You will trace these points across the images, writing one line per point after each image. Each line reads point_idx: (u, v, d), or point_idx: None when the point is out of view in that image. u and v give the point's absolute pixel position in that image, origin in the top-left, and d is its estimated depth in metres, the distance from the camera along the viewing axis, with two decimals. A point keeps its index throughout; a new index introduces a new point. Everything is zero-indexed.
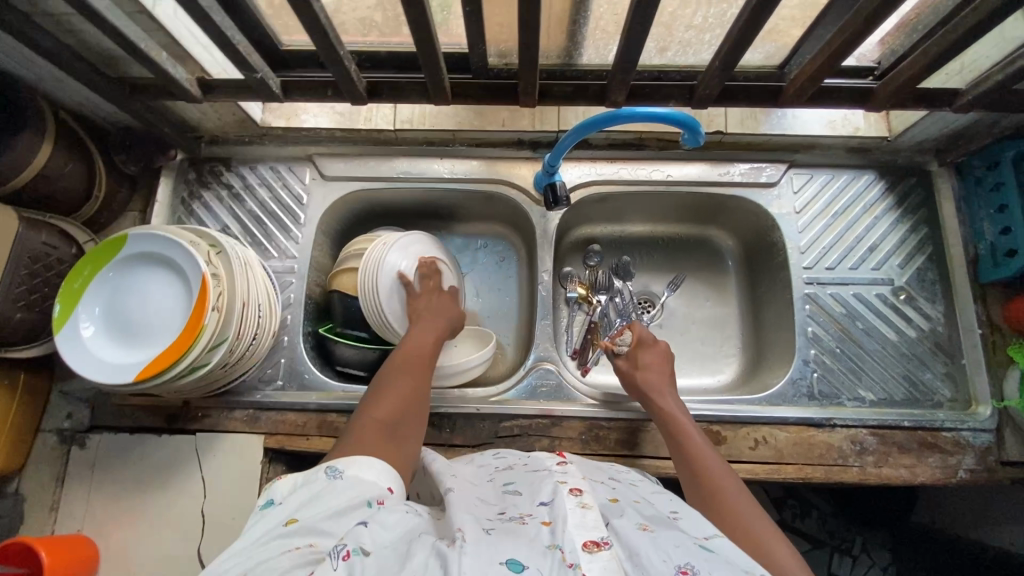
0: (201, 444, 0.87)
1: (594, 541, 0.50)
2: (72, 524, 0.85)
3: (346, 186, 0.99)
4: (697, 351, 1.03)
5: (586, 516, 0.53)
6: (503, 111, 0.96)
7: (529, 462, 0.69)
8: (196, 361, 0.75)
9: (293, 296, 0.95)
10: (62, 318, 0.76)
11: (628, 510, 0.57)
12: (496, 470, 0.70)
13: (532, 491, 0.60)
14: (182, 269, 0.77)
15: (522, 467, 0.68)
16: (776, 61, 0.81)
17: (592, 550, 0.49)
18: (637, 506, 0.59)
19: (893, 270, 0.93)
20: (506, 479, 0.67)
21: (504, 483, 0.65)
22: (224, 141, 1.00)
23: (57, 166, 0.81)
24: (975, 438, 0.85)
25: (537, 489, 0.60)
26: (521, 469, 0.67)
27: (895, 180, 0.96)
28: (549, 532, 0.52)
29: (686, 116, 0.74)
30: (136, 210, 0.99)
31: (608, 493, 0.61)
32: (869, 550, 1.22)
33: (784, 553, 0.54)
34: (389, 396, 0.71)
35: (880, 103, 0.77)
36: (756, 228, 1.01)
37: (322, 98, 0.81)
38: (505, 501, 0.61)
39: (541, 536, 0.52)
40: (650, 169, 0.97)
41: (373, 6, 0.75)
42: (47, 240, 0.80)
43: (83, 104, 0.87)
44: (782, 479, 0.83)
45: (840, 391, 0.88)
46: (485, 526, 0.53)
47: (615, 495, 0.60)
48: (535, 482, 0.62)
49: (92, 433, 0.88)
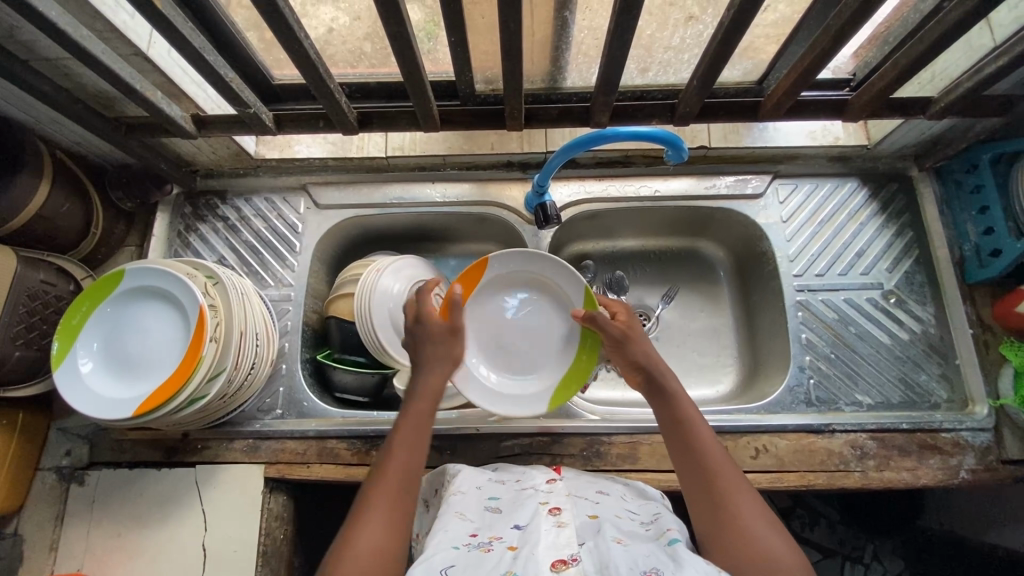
0: (201, 477, 0.86)
1: (562, 559, 0.54)
2: (72, 562, 0.84)
3: (340, 214, 1.01)
4: (694, 362, 1.04)
5: (558, 536, 0.57)
6: (492, 134, 0.98)
7: (519, 478, 0.72)
8: (195, 393, 0.76)
9: (290, 323, 0.95)
10: (60, 355, 0.76)
11: (605, 526, 0.59)
12: (484, 476, 0.73)
13: (511, 511, 0.63)
14: (179, 302, 0.79)
15: (513, 482, 0.71)
16: (755, 76, 0.84)
17: (559, 570, 0.53)
18: (617, 521, 0.62)
19: (882, 275, 0.94)
20: (489, 489, 0.70)
21: (489, 496, 0.68)
22: (220, 174, 1.02)
23: (53, 205, 0.83)
24: (974, 438, 0.85)
25: (518, 509, 0.64)
26: (509, 485, 0.70)
27: (878, 186, 0.98)
28: (512, 558, 0.54)
29: (669, 133, 0.74)
30: (133, 244, 1.00)
31: (588, 507, 0.64)
32: (881, 558, 1.21)
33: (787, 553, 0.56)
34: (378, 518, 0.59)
35: (856, 113, 0.80)
36: (744, 238, 1.02)
37: (314, 129, 0.83)
38: (484, 518, 0.63)
39: (504, 563, 0.54)
40: (638, 185, 0.98)
41: (363, 37, 0.78)
42: (44, 277, 0.81)
43: (82, 143, 0.89)
44: (785, 487, 0.83)
45: (837, 397, 0.89)
46: (450, 556, 0.56)
47: (594, 510, 0.63)
48: (517, 502, 0.65)
49: (91, 470, 0.88)
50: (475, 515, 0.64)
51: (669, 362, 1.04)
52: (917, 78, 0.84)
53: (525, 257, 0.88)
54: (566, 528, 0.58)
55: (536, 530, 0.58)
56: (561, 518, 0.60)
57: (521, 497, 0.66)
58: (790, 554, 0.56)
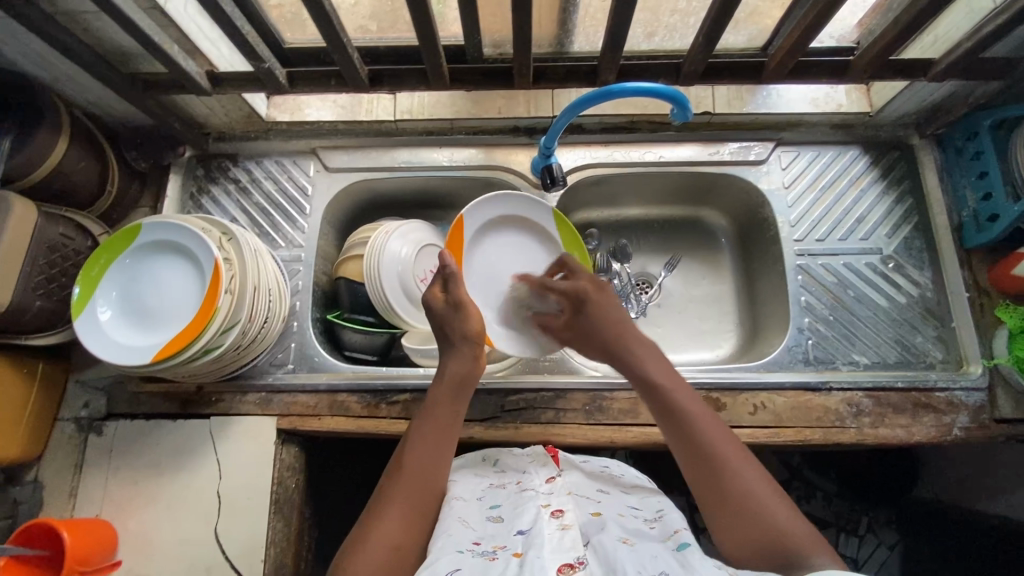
0: (215, 428, 0.89)
1: (568, 564, 0.55)
2: (91, 508, 0.87)
3: (349, 177, 1.02)
4: (695, 328, 1.06)
5: (563, 539, 0.59)
6: (499, 98, 1.00)
7: (519, 482, 0.74)
8: (210, 343, 0.79)
9: (301, 283, 0.97)
10: (80, 302, 0.79)
11: (609, 525, 0.64)
12: (483, 487, 0.76)
13: (513, 518, 0.66)
14: (194, 256, 0.81)
15: (513, 485, 0.74)
16: (759, 43, 0.87)
17: (567, 573, 0.54)
18: (620, 519, 0.67)
19: (881, 240, 0.96)
20: (493, 499, 0.72)
21: (491, 505, 0.71)
22: (231, 137, 1.04)
23: (70, 163, 0.85)
24: (967, 397, 0.87)
25: (521, 515, 0.66)
26: (509, 492, 0.73)
27: (879, 154, 0.99)
28: (517, 564, 0.56)
29: (675, 91, 0.76)
30: (147, 205, 1.02)
31: (592, 507, 0.69)
32: (875, 529, 1.26)
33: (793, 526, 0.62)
34: (394, 510, 0.66)
35: (858, 75, 0.81)
36: (746, 205, 1.04)
37: (327, 87, 0.84)
38: (488, 526, 0.66)
39: (510, 568, 0.56)
40: (643, 151, 1.00)
41: (367, 17, 0.84)
42: (64, 231, 0.83)
43: (98, 103, 0.91)
44: (782, 442, 0.85)
45: (835, 356, 0.91)
46: (457, 564, 0.58)
47: (596, 509, 0.68)
48: (520, 505, 0.68)
49: (108, 421, 0.90)
50: (477, 522, 0.67)
51: (671, 329, 1.07)
52: (921, 42, 0.84)
53: (489, 207, 0.94)
54: (570, 531, 0.60)
55: (540, 534, 0.60)
56: (565, 520, 0.61)
57: (522, 502, 0.69)
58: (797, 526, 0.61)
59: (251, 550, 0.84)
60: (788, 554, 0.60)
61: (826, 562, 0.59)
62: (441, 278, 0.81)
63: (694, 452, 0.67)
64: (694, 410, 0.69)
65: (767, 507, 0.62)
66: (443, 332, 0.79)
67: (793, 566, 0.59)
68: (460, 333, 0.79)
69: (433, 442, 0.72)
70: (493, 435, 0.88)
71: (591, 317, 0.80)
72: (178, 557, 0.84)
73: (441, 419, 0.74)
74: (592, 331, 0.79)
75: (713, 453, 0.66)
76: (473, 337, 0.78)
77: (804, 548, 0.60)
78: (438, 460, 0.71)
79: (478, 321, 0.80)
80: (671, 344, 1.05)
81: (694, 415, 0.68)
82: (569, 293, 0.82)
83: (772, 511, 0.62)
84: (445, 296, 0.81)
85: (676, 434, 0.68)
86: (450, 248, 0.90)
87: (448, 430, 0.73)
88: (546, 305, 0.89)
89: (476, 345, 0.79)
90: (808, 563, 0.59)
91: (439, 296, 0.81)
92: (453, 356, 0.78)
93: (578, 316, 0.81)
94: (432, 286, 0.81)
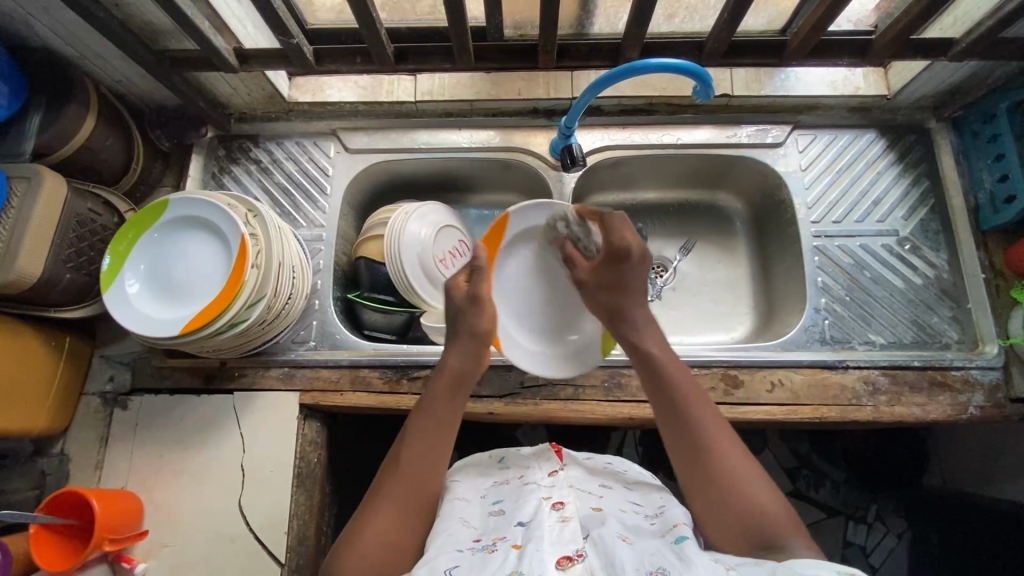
0: (239, 403, 0.90)
1: (567, 556, 0.57)
2: (117, 479, 0.88)
3: (369, 158, 1.03)
4: (710, 310, 1.07)
5: (563, 531, 0.60)
6: (519, 80, 1.01)
7: (521, 476, 0.72)
8: (237, 317, 0.80)
9: (322, 262, 0.99)
10: (109, 274, 0.80)
11: (610, 519, 0.64)
12: (486, 484, 0.74)
13: (513, 510, 0.66)
14: (220, 231, 0.82)
15: (515, 478, 0.73)
16: (778, 25, 0.88)
17: (566, 566, 0.56)
18: (621, 515, 0.66)
19: (898, 222, 0.97)
20: (494, 495, 0.71)
21: (492, 500, 0.70)
22: (252, 118, 1.05)
23: (98, 140, 0.86)
24: (983, 376, 0.88)
25: (522, 507, 0.66)
26: (511, 485, 0.72)
27: (896, 137, 1.00)
28: (516, 556, 0.57)
29: (699, 68, 0.77)
30: (169, 184, 1.03)
31: (593, 501, 0.68)
32: (884, 518, 1.23)
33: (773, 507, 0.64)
34: (388, 510, 0.68)
35: (879, 55, 0.82)
36: (763, 188, 1.04)
37: (352, 65, 0.85)
38: (489, 521, 0.66)
39: (509, 562, 0.57)
40: (661, 133, 1.00)
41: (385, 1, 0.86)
42: (92, 207, 0.85)
43: (125, 81, 0.92)
44: (798, 419, 0.86)
45: (851, 336, 0.92)
46: (455, 561, 0.59)
47: (597, 504, 0.68)
48: (522, 497, 0.68)
49: (133, 395, 0.92)
50: (479, 519, 0.67)
51: (686, 311, 1.07)
52: (940, 23, 0.86)
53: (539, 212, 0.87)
54: (570, 523, 0.61)
55: (539, 526, 0.61)
56: (564, 513, 0.63)
57: (523, 495, 0.68)
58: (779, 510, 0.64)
59: (274, 522, 0.85)
60: (766, 536, 0.62)
61: (806, 548, 0.61)
62: (468, 269, 0.81)
63: (680, 430, 0.69)
64: (688, 393, 0.71)
65: (749, 491, 0.65)
66: (454, 325, 0.78)
67: (772, 548, 0.61)
68: (468, 329, 0.77)
69: (428, 442, 0.72)
70: (511, 411, 0.90)
71: (618, 273, 0.78)
72: (202, 529, 0.85)
73: (438, 418, 0.73)
74: (606, 299, 0.79)
75: (703, 435, 0.68)
76: (482, 336, 0.77)
77: (785, 530, 0.62)
78: (431, 460, 0.71)
79: (491, 319, 0.78)
80: (686, 326, 1.06)
81: (687, 397, 0.71)
82: (609, 243, 0.78)
83: (755, 494, 0.64)
84: (467, 286, 0.79)
85: (666, 413, 0.71)
86: (486, 243, 0.87)
87: (444, 429, 0.73)
88: (586, 241, 0.85)
89: (483, 342, 0.78)
90: (784, 544, 0.61)
91: (460, 287, 0.80)
92: (455, 350, 0.77)
93: (613, 271, 0.78)
94: (456, 277, 0.80)
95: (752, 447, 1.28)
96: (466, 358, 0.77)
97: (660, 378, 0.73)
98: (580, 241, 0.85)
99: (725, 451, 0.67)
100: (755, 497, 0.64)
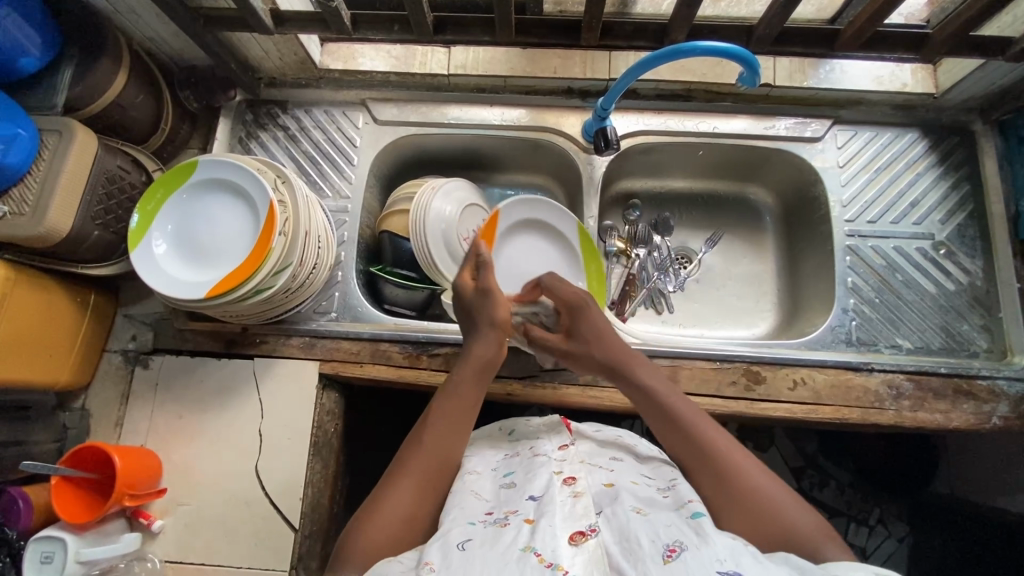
0: (259, 369, 0.90)
1: (580, 532, 0.55)
2: (136, 437, 0.89)
3: (397, 131, 1.02)
4: (733, 305, 1.06)
5: (575, 506, 0.58)
6: (555, 58, 0.98)
7: (532, 449, 0.72)
8: (262, 284, 0.79)
9: (346, 233, 0.98)
10: (137, 232, 0.79)
11: (622, 493, 0.62)
12: (497, 458, 0.74)
13: (525, 483, 0.64)
14: (249, 196, 0.81)
15: (526, 453, 0.72)
16: (828, 14, 0.86)
17: (578, 541, 0.54)
18: (635, 488, 0.64)
19: (934, 225, 0.95)
20: (505, 470, 0.70)
21: (504, 475, 0.69)
22: (282, 83, 1.03)
23: (128, 97, 0.85)
24: (1010, 387, 0.86)
25: (533, 481, 0.64)
26: (523, 459, 0.70)
27: (938, 138, 0.97)
28: (528, 531, 0.56)
29: (748, 52, 0.73)
30: (196, 147, 1.02)
31: (604, 476, 0.67)
32: (886, 521, 1.23)
33: (799, 516, 0.60)
34: (407, 487, 0.65)
35: (933, 50, 0.80)
36: (796, 182, 1.02)
37: (389, 33, 0.84)
38: (500, 496, 0.64)
39: (522, 536, 0.55)
40: (697, 121, 0.98)
41: None
42: (121, 164, 0.84)
43: (156, 38, 0.91)
44: (819, 418, 0.86)
45: (877, 338, 0.91)
46: (464, 535, 0.57)
47: (610, 479, 0.66)
48: (533, 471, 0.66)
49: (155, 355, 0.92)
50: (490, 494, 0.65)
51: (708, 304, 1.06)
52: (998, 20, 0.83)
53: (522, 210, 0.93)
54: (582, 498, 0.59)
55: (551, 501, 0.59)
56: (577, 488, 0.61)
57: (533, 468, 0.67)
58: (807, 521, 0.60)
59: (290, 489, 0.86)
60: (806, 549, 0.58)
61: (840, 554, 0.57)
62: (474, 263, 0.80)
63: (695, 454, 0.65)
64: (691, 413, 0.68)
65: (778, 504, 0.61)
66: (470, 316, 0.78)
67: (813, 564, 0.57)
68: (486, 318, 0.76)
69: (454, 423, 0.70)
70: (530, 393, 0.90)
71: (592, 324, 0.78)
72: (219, 491, 0.86)
73: (463, 401, 0.72)
74: (588, 343, 0.77)
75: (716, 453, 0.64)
76: (501, 325, 0.76)
77: (820, 541, 0.58)
78: (455, 440, 0.70)
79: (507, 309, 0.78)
80: (707, 320, 1.05)
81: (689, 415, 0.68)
82: (563, 299, 0.79)
83: (783, 508, 0.60)
84: (474, 281, 0.79)
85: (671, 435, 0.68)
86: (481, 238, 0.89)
87: (468, 417, 0.71)
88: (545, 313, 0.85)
89: (501, 331, 0.77)
90: (823, 556, 0.57)
91: (468, 280, 0.79)
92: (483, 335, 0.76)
93: (576, 324, 0.78)
94: (462, 271, 0.79)
95: (759, 443, 1.27)
96: (488, 344, 0.75)
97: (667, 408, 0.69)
98: (537, 316, 0.85)
99: (742, 464, 0.63)
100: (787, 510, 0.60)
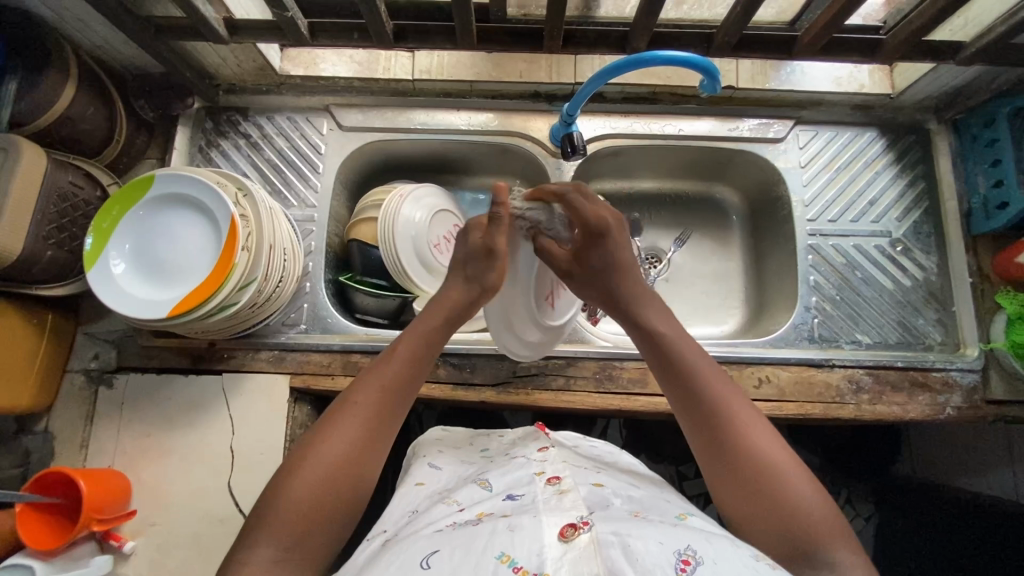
0: (227, 384, 0.89)
1: (571, 526, 0.49)
2: (103, 458, 0.87)
3: (364, 137, 1.00)
4: (702, 303, 1.08)
5: (562, 503, 0.54)
6: (520, 62, 0.98)
7: (509, 453, 0.72)
8: (227, 301, 0.77)
9: (314, 243, 0.97)
10: (92, 253, 0.77)
11: (610, 498, 0.61)
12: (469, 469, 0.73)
13: (503, 486, 0.63)
14: (209, 210, 0.79)
15: (505, 457, 0.72)
16: (788, 17, 0.87)
17: (570, 534, 0.48)
18: (619, 492, 0.64)
19: (892, 223, 0.97)
20: (478, 473, 0.69)
21: (478, 475, 0.68)
22: (242, 90, 1.00)
23: (80, 109, 0.82)
24: (963, 378, 0.90)
25: (512, 482, 0.63)
26: (497, 463, 0.70)
27: (897, 137, 1.00)
28: (505, 531, 0.50)
29: (708, 61, 0.74)
30: (154, 156, 0.99)
31: (589, 478, 0.66)
32: (853, 501, 1.27)
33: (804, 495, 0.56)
34: (350, 429, 0.60)
35: (889, 54, 0.81)
36: (761, 182, 1.04)
37: (348, 40, 0.83)
38: (471, 498, 0.63)
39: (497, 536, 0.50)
40: (663, 123, 0.99)
41: None
42: (73, 179, 0.81)
43: (105, 46, 0.87)
44: (783, 415, 0.88)
45: (839, 335, 0.94)
46: (431, 547, 0.51)
47: (597, 480, 0.65)
48: (514, 472, 0.65)
49: (119, 374, 0.90)
50: (464, 497, 0.63)
51: (677, 302, 1.08)
52: (949, 24, 0.85)
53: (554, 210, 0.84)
54: (568, 495, 0.56)
55: (533, 501, 0.57)
56: (561, 487, 0.59)
57: (510, 469, 0.66)
58: (818, 506, 0.56)
59: None
60: (803, 541, 0.54)
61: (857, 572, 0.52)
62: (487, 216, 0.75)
63: (691, 407, 0.63)
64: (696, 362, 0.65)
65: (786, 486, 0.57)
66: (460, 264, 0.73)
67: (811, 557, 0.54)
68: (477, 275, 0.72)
69: (403, 371, 0.66)
70: (503, 400, 0.91)
71: (604, 253, 0.72)
72: (192, 509, 0.85)
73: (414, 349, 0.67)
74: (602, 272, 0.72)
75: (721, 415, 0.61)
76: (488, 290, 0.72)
77: (824, 529, 0.55)
78: (405, 384, 0.66)
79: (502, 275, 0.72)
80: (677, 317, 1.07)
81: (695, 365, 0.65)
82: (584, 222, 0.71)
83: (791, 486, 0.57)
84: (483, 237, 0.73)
85: (669, 378, 0.65)
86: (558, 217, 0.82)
87: (422, 362, 0.68)
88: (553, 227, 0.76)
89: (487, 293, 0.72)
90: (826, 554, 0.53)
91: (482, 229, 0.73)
92: (425, 313, 0.71)
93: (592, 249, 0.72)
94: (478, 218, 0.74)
95: None
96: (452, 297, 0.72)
97: (715, 415, 0.61)
98: (545, 225, 0.75)
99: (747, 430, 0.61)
100: (829, 556, 0.53)
